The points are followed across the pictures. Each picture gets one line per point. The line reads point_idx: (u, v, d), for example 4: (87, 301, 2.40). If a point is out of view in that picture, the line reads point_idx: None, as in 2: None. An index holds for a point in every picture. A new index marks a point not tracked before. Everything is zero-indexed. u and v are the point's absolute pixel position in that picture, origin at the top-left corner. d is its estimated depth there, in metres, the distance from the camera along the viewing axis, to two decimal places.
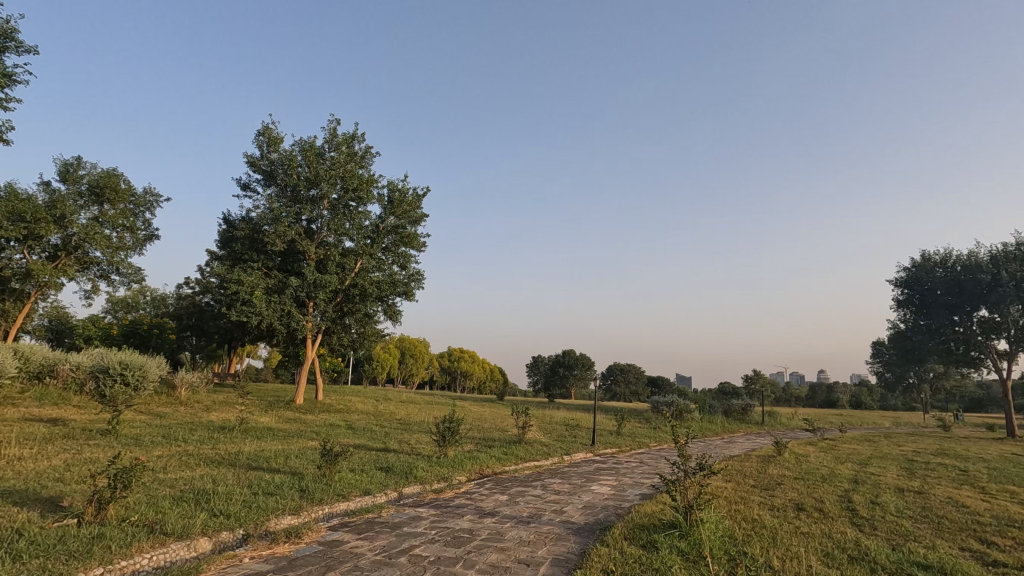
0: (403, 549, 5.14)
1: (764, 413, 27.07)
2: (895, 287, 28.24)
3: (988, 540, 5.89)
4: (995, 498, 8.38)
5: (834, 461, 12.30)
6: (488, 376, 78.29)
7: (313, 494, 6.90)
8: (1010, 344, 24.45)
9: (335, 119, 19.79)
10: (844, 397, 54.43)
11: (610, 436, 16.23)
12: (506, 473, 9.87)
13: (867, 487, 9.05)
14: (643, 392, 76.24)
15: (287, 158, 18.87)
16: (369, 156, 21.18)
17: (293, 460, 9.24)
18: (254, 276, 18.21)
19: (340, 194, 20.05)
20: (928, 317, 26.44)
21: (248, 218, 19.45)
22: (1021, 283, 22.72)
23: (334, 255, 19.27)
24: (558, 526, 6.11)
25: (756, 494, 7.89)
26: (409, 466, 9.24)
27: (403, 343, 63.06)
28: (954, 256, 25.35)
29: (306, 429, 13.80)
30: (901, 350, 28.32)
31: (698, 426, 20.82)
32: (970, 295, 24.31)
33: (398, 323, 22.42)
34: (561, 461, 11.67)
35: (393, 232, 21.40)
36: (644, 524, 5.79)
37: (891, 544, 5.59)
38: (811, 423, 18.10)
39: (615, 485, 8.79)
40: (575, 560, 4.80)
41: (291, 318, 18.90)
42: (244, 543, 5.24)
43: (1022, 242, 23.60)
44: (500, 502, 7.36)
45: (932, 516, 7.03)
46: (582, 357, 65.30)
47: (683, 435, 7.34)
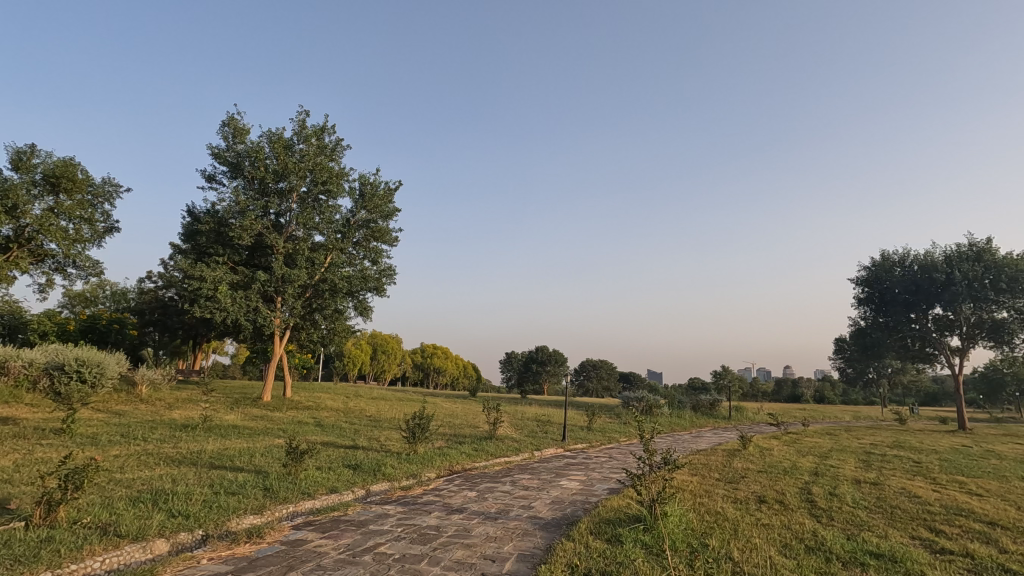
0: (368, 547, 5.08)
1: (731, 408, 27.73)
2: (856, 286, 29.18)
3: (937, 529, 6.15)
4: (946, 489, 8.75)
5: (796, 455, 12.65)
6: (461, 372, 78.24)
7: (278, 493, 6.76)
8: (962, 341, 25.45)
9: (304, 111, 19.44)
10: (808, 392, 56.17)
11: (581, 432, 16.39)
12: (476, 470, 9.86)
13: (827, 479, 9.35)
14: (615, 388, 77.26)
15: (254, 150, 18.42)
16: (339, 149, 20.89)
17: (257, 458, 9.02)
18: (219, 270, 17.76)
19: (310, 188, 19.70)
20: (887, 315, 27.44)
21: (213, 212, 18.92)
22: (972, 283, 23.69)
23: (303, 249, 18.92)
24: (526, 521, 6.13)
25: (720, 487, 8.07)
26: (377, 464, 9.12)
27: (376, 339, 62.46)
28: (912, 256, 26.30)
29: (274, 427, 13.55)
30: (861, 347, 29.38)
31: (667, 421, 21.21)
32: (925, 293, 25.26)
33: (370, 319, 22.24)
34: (532, 457, 11.75)
35: (364, 226, 21.18)
36: (610, 518, 5.84)
37: (846, 534, 5.77)
38: (776, 417, 18.61)
39: (584, 480, 8.88)
40: (540, 556, 4.83)
41: (258, 314, 18.51)
42: (203, 544, 5.10)
43: (974, 242, 24.63)
44: (468, 499, 7.35)
45: (886, 506, 7.30)
46: (556, 354, 65.74)
47: (648, 430, 7.46)
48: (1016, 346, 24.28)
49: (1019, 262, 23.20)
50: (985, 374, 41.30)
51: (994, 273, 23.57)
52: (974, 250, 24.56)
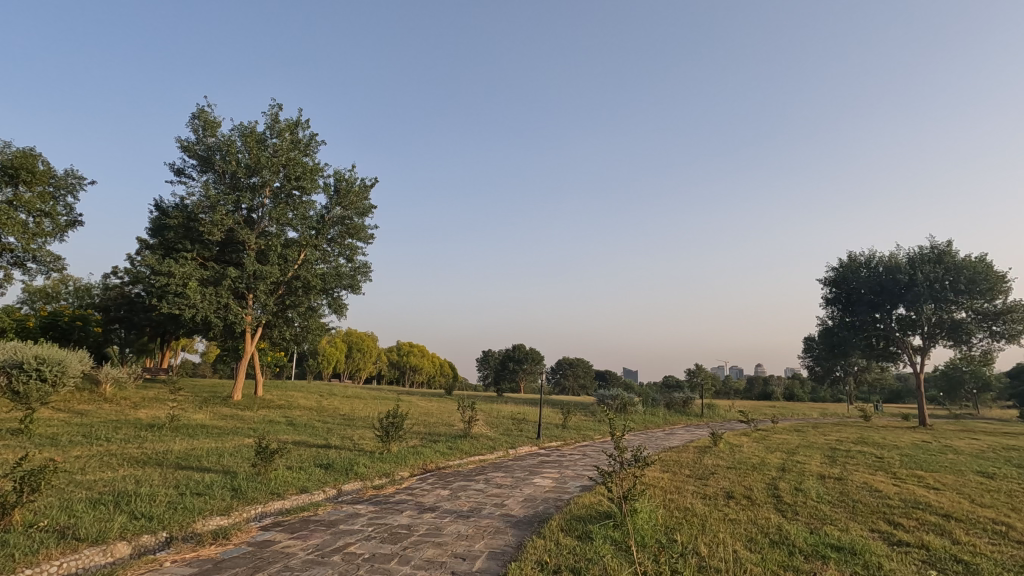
0: (337, 547, 5.03)
1: (704, 405, 28.21)
2: (823, 286, 29.99)
3: (895, 521, 6.36)
4: (905, 483, 9.08)
5: (764, 451, 12.99)
6: (437, 371, 77.88)
7: (246, 493, 6.64)
8: (923, 340, 26.30)
9: (277, 105, 19.11)
10: (778, 389, 57.40)
11: (556, 430, 16.49)
12: (449, 468, 9.84)
13: (793, 475, 9.60)
14: (591, 386, 77.94)
15: (225, 144, 18.01)
16: (314, 144, 20.61)
17: (225, 459, 8.84)
18: (188, 266, 17.32)
19: (283, 183, 19.35)
20: (853, 315, 28.25)
21: (182, 206, 18.44)
22: (934, 283, 24.57)
23: (276, 246, 18.56)
24: (498, 519, 6.16)
25: (690, 483, 8.23)
26: (350, 463, 9.03)
27: (351, 338, 61.86)
28: (878, 258, 27.15)
29: (244, 426, 13.30)
30: (829, 346, 30.20)
31: (640, 419, 21.49)
32: (889, 294, 26.12)
33: (344, 316, 22.03)
34: (506, 455, 11.82)
35: (339, 223, 20.94)
36: (581, 515, 5.90)
37: (809, 528, 5.94)
38: (747, 415, 18.94)
39: (557, 477, 8.97)
40: (511, 552, 4.86)
41: (229, 311, 18.13)
42: (166, 547, 4.98)
43: (936, 245, 25.54)
44: (441, 497, 7.34)
45: (848, 500, 7.53)
46: (533, 353, 65.98)
47: (620, 427, 7.54)
48: (974, 345, 25.21)
49: (977, 264, 24.13)
50: (945, 371, 42.80)
51: (954, 275, 24.47)
52: (935, 252, 25.46)
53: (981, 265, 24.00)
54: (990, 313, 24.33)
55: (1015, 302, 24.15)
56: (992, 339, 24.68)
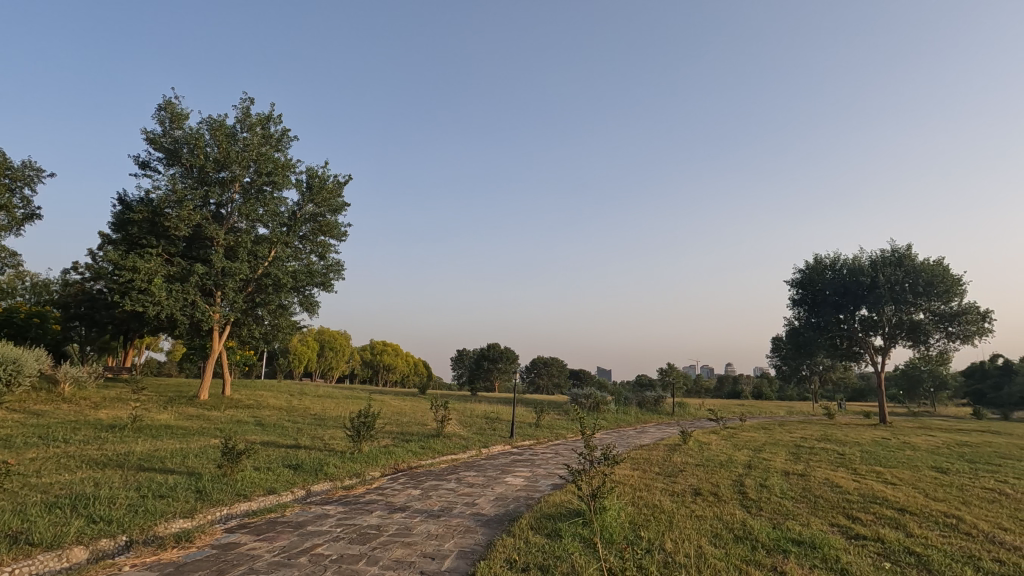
0: (305, 548, 4.97)
1: (675, 404, 28.66)
2: (790, 288, 30.75)
3: (854, 516, 6.57)
4: (865, 478, 9.40)
5: (732, 448, 13.28)
6: (411, 371, 77.39)
7: (211, 495, 6.51)
8: (884, 340, 27.17)
9: (248, 98, 18.71)
10: (747, 388, 58.64)
11: (529, 428, 16.57)
12: (421, 468, 9.79)
13: (758, 471, 9.85)
14: (565, 385, 78.37)
15: (192, 137, 17.53)
16: (285, 140, 20.28)
17: (189, 460, 8.63)
18: (153, 262, 16.80)
19: (253, 178, 18.94)
20: (819, 315, 29.05)
21: (147, 200, 17.90)
22: (895, 285, 25.47)
23: (245, 242, 18.15)
24: (468, 518, 6.15)
25: (659, 481, 8.35)
26: (319, 463, 8.92)
27: (323, 336, 61.03)
28: (842, 260, 28.00)
29: (211, 427, 12.98)
30: (795, 346, 31.01)
31: (613, 417, 21.70)
32: (853, 295, 26.97)
33: (316, 315, 21.74)
34: (479, 454, 11.82)
35: (311, 220, 20.64)
36: (551, 513, 5.95)
37: (772, 523, 6.10)
38: (716, 413, 19.28)
39: (528, 476, 8.99)
40: (480, 552, 4.87)
41: (196, 308, 17.68)
42: (126, 551, 4.85)
43: (897, 248, 26.47)
44: (412, 497, 7.31)
45: (810, 496, 7.76)
46: (508, 352, 66.05)
47: (590, 426, 7.62)
48: (931, 345, 26.16)
49: (935, 267, 25.06)
50: (905, 371, 44.29)
51: (913, 277, 25.41)
52: (896, 255, 26.38)
53: (939, 269, 24.94)
54: (946, 315, 25.24)
55: (970, 304, 25.09)
56: (949, 339, 25.61)
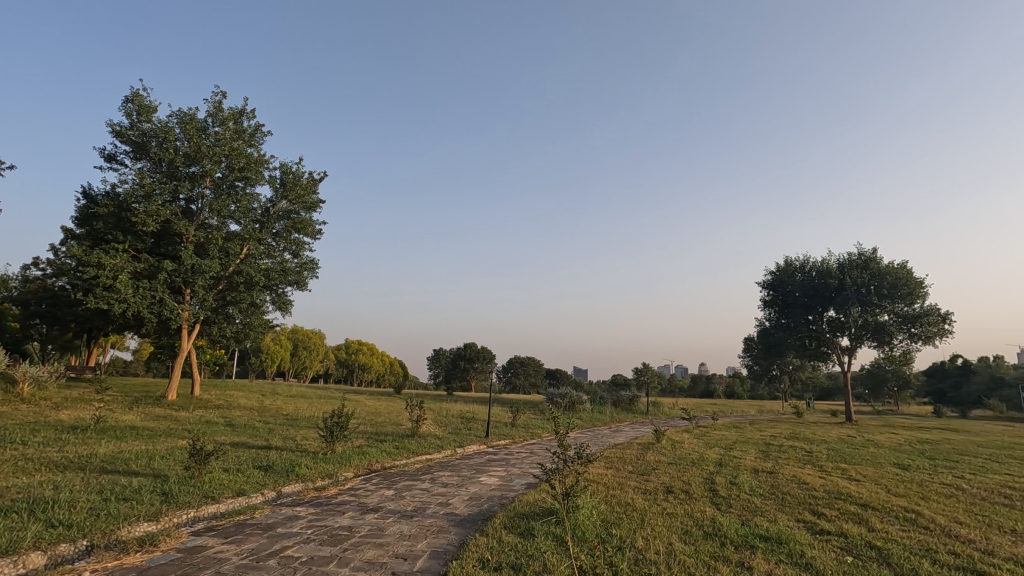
0: (274, 551, 4.89)
1: (649, 403, 29.03)
2: (761, 289, 31.40)
3: (820, 512, 6.74)
4: (831, 475, 9.65)
5: (704, 447, 13.50)
6: (387, 370, 76.78)
7: (177, 498, 6.34)
8: (851, 341, 27.92)
9: (221, 92, 18.28)
10: (720, 387, 59.69)
11: (505, 428, 16.60)
12: (395, 468, 9.73)
13: (729, 469, 10.03)
14: (541, 385, 78.68)
15: (162, 130, 17.06)
16: (258, 135, 19.92)
17: (155, 462, 8.41)
18: (119, 258, 16.30)
19: (224, 173, 18.53)
20: (789, 316, 29.72)
21: (113, 194, 17.34)
22: (861, 287, 26.21)
23: (216, 239, 17.73)
24: (441, 518, 6.13)
25: (632, 479, 8.44)
26: (291, 464, 8.78)
27: (297, 335, 60.08)
28: (811, 263, 28.71)
29: (178, 428, 12.65)
30: (766, 346, 31.68)
31: (588, 417, 21.85)
32: (821, 297, 27.67)
33: (289, 314, 21.41)
34: (454, 454, 11.78)
35: (285, 217, 20.34)
36: (524, 512, 5.97)
37: (741, 519, 6.23)
38: (689, 412, 19.57)
39: (503, 475, 9.01)
40: (453, 552, 4.86)
41: (164, 306, 17.21)
42: (87, 556, 4.70)
43: (863, 251, 27.25)
44: (385, 498, 7.25)
45: (778, 492, 7.94)
46: (484, 351, 65.93)
47: (565, 426, 7.66)
48: (895, 345, 26.96)
49: (898, 270, 25.85)
50: (870, 371, 45.60)
51: (878, 280, 26.19)
52: (862, 258, 27.15)
53: (902, 272, 25.74)
54: (910, 316, 26.04)
55: (931, 307, 25.92)
56: (912, 340, 26.42)
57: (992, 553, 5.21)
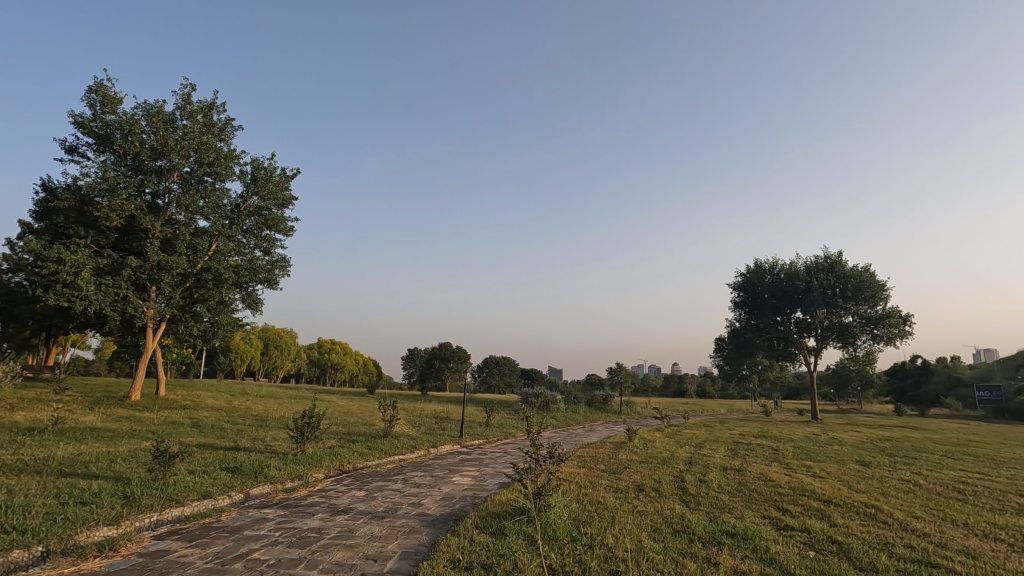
0: (240, 554, 4.79)
1: (622, 402, 29.34)
2: (732, 290, 32.03)
3: (784, 508, 6.92)
4: (796, 472, 9.91)
5: (675, 445, 13.73)
6: (360, 369, 75.92)
7: (139, 501, 6.16)
8: (817, 341, 28.66)
9: (190, 84, 17.83)
10: (691, 386, 60.67)
11: (479, 428, 16.57)
12: (367, 469, 9.64)
13: (699, 467, 10.22)
14: (516, 384, 78.81)
15: (127, 122, 16.53)
16: (229, 129, 19.50)
17: (117, 463, 8.16)
18: (80, 253, 15.72)
19: (193, 168, 18.07)
20: (758, 317, 30.37)
21: (74, 187, 16.75)
22: (827, 290, 26.99)
23: (184, 235, 17.25)
24: (413, 518, 6.11)
25: (603, 477, 8.53)
26: (260, 465, 8.62)
27: (268, 334, 58.93)
28: (780, 265, 29.45)
29: (141, 429, 12.30)
30: (736, 346, 32.32)
31: (562, 417, 21.98)
32: (789, 298, 28.41)
33: (259, 312, 21.00)
34: (427, 454, 11.72)
35: (256, 214, 19.96)
36: (496, 511, 5.98)
37: (709, 516, 6.36)
38: (661, 412, 19.83)
39: (476, 475, 9.00)
40: (423, 552, 4.84)
41: (128, 304, 16.69)
42: (42, 562, 4.53)
43: (829, 255, 28.05)
44: (356, 499, 7.17)
45: (745, 490, 8.12)
46: (459, 351, 65.70)
47: (537, 425, 7.70)
48: (858, 346, 27.77)
49: (862, 273, 26.68)
50: (836, 371, 46.89)
51: (843, 283, 26.99)
52: (829, 261, 27.94)
53: (866, 275, 26.57)
54: (872, 318, 26.87)
55: (893, 309, 26.81)
56: (874, 341, 27.26)
57: (945, 545, 5.43)
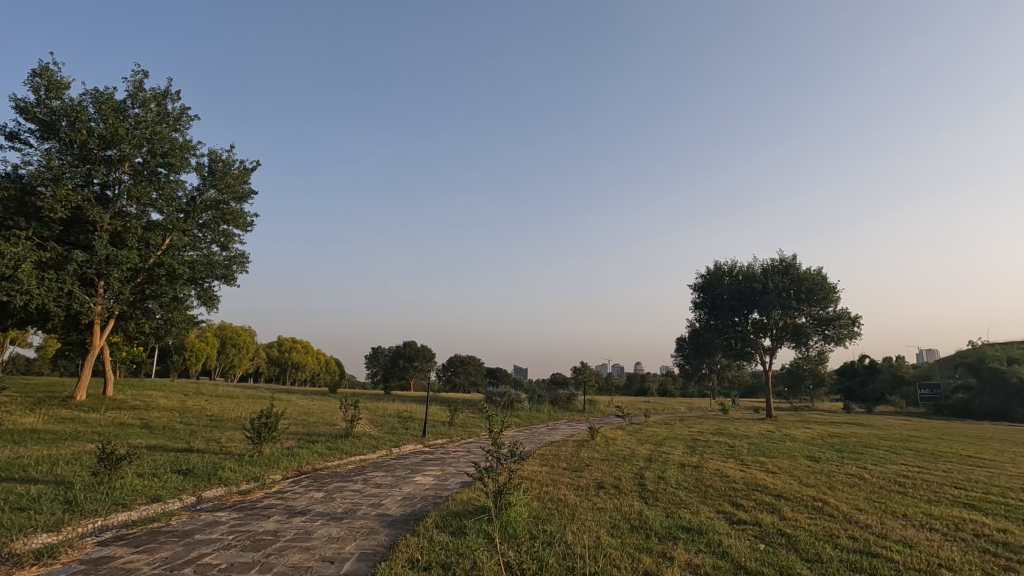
0: (190, 559, 4.64)
1: (586, 401, 29.64)
2: (692, 291, 32.77)
3: (738, 503, 7.15)
4: (751, 468, 10.23)
5: (636, 443, 13.96)
6: (322, 368, 74.43)
7: (82, 506, 5.88)
8: (772, 341, 29.64)
9: (143, 71, 17.11)
10: (653, 385, 61.78)
11: (442, 427, 16.45)
12: (327, 469, 9.46)
13: (658, 464, 10.44)
14: (481, 383, 78.71)
15: (73, 109, 15.74)
16: (185, 119, 18.83)
17: (59, 467, 7.78)
18: (21, 246, 14.77)
19: (145, 159, 17.34)
20: (717, 318, 31.18)
21: (15, 175, 15.84)
22: (782, 291, 27.96)
23: (135, 227, 16.47)
24: (373, 519, 6.04)
25: (565, 476, 8.61)
26: (214, 467, 8.35)
27: (225, 331, 57.10)
28: (738, 267, 30.33)
29: (87, 431, 11.71)
30: (696, 345, 33.10)
31: (526, 416, 22.07)
32: (747, 299, 29.30)
33: (215, 310, 20.34)
34: (388, 453, 11.57)
35: (213, 207, 19.31)
36: (456, 511, 5.96)
37: (666, 512, 6.50)
38: (623, 411, 20.14)
39: (438, 475, 8.95)
40: (382, 553, 4.79)
41: (73, 299, 15.85)
42: None
43: (784, 257, 29.06)
44: (314, 500, 7.03)
45: (702, 485, 8.34)
46: (424, 350, 65.13)
47: (498, 424, 7.69)
48: (811, 346, 28.86)
49: (815, 276, 27.75)
50: (790, 369, 48.53)
51: (797, 285, 28.01)
52: (784, 264, 28.94)
53: (818, 277, 27.64)
54: (824, 319, 27.97)
55: (842, 311, 27.93)
56: (826, 341, 28.38)
57: (885, 536, 5.70)
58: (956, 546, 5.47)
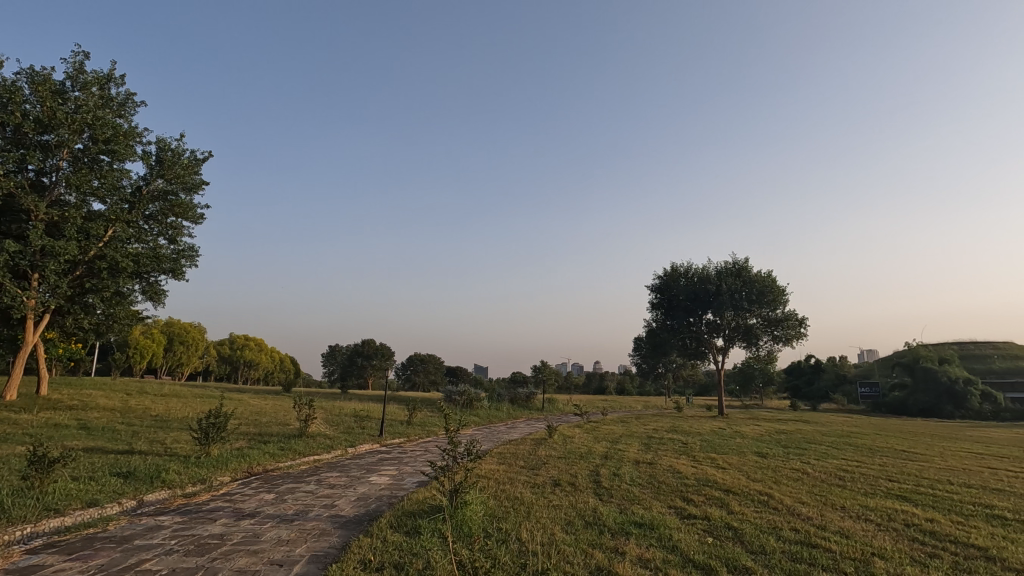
0: (128, 565, 4.43)
1: (545, 400, 29.83)
2: (649, 293, 33.45)
3: (688, 498, 7.36)
4: (703, 465, 10.54)
5: (593, 441, 14.16)
6: (276, 366, 72.39)
7: (9, 512, 5.52)
8: (725, 341, 30.60)
9: (84, 53, 16.20)
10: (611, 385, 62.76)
11: (400, 426, 16.25)
12: (278, 470, 9.21)
13: (613, 461, 10.62)
14: (441, 382, 78.18)
15: (6, 89, 14.77)
16: (130, 105, 17.94)
17: None
18: None
19: (86, 145, 16.43)
20: (672, 318, 31.93)
21: None
22: (734, 293, 28.90)
23: (74, 217, 15.55)
24: (325, 520, 5.91)
25: (522, 474, 8.65)
26: (157, 470, 7.99)
27: (173, 328, 54.78)
28: (693, 269, 31.19)
29: (18, 433, 11.02)
30: (652, 345, 33.80)
31: (485, 415, 22.04)
32: (701, 300, 30.14)
33: (162, 305, 19.47)
34: (343, 453, 11.34)
35: (160, 198, 18.47)
36: (412, 510, 5.91)
37: (619, 508, 6.63)
38: (581, 409, 20.37)
39: (394, 474, 8.84)
40: (334, 554, 4.69)
41: (3, 292, 14.83)
42: None
43: (736, 261, 30.07)
44: (265, 502, 6.83)
45: (655, 482, 8.54)
46: (383, 349, 64.24)
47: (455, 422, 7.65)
48: (760, 346, 29.94)
49: (765, 278, 28.82)
50: (742, 369, 50.14)
51: (749, 287, 29.01)
52: (736, 267, 29.94)
53: (768, 280, 28.73)
54: (773, 320, 29.09)
55: (790, 312, 29.11)
56: (774, 341, 29.51)
57: (825, 527, 5.97)
58: (889, 535, 5.78)
